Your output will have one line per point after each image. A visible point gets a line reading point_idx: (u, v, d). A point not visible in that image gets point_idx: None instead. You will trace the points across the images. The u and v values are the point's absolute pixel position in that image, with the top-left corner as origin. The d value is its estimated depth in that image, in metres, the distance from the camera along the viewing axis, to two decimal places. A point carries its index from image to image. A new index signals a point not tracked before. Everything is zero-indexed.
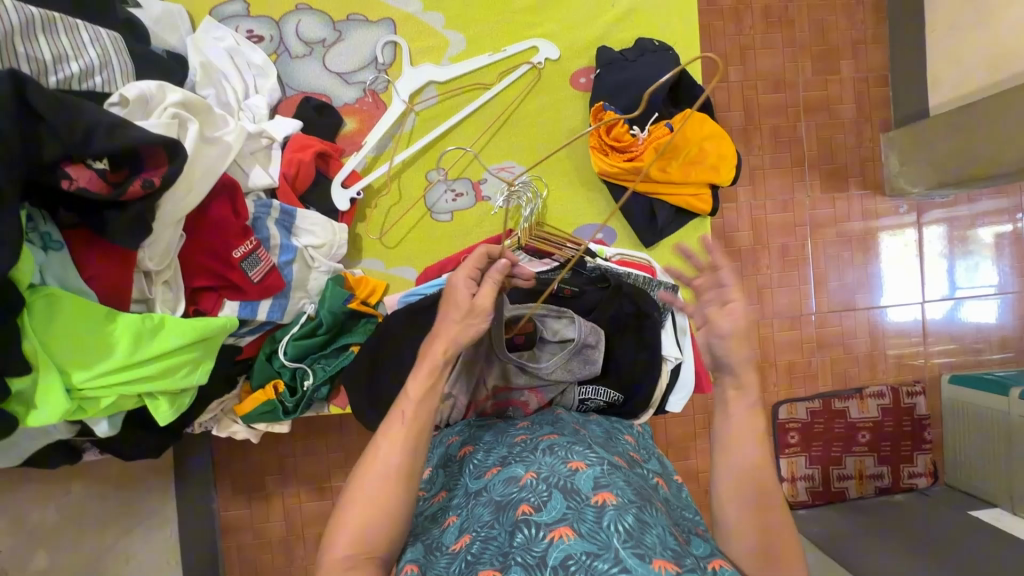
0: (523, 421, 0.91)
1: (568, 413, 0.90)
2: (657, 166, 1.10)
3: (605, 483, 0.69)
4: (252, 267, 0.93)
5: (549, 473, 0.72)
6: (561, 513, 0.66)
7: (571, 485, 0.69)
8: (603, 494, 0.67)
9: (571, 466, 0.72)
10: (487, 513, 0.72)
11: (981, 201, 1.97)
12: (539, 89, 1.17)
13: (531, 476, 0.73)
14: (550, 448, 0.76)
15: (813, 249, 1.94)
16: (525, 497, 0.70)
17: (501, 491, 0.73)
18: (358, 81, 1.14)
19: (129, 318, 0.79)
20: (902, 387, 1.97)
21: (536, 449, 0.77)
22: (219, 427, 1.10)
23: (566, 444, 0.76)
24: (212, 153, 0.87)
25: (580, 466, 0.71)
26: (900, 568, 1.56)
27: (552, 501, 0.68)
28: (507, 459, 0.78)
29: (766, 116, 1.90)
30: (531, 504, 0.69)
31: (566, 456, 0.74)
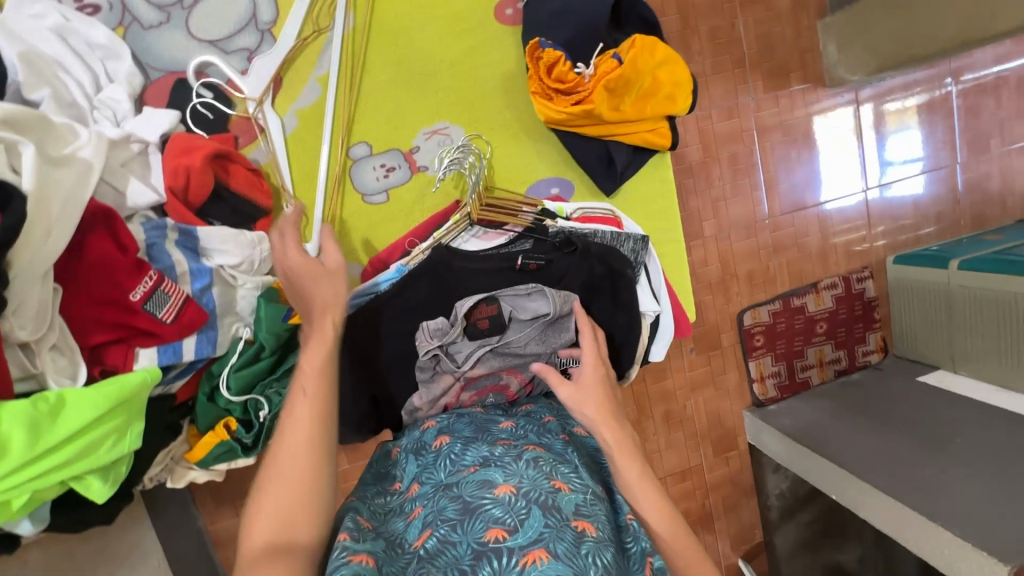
0: (506, 421, 0.84)
1: (556, 422, 0.86)
2: (609, 105, 0.97)
3: (585, 511, 0.65)
4: (160, 306, 0.77)
5: (530, 487, 0.66)
6: (538, 534, 0.61)
7: (553, 503, 0.64)
8: (582, 521, 0.64)
9: (553, 484, 0.67)
10: (452, 510, 0.66)
11: (917, 79, 1.96)
12: (461, 29, 0.99)
13: (508, 488, 0.66)
14: (534, 460, 0.71)
15: (762, 153, 1.89)
16: (499, 517, 0.63)
17: (472, 492, 0.67)
18: (239, 48, 0.93)
19: (17, 405, 0.64)
20: (852, 275, 2.04)
21: (517, 457, 0.71)
22: (173, 477, 0.97)
23: (552, 461, 0.72)
24: (66, 178, 0.69)
25: (564, 486, 0.67)
26: (868, 446, 1.68)
27: (530, 521, 0.62)
28: (486, 461, 0.72)
29: (701, 17, 1.76)
30: (505, 527, 0.62)
31: (550, 472, 0.69)
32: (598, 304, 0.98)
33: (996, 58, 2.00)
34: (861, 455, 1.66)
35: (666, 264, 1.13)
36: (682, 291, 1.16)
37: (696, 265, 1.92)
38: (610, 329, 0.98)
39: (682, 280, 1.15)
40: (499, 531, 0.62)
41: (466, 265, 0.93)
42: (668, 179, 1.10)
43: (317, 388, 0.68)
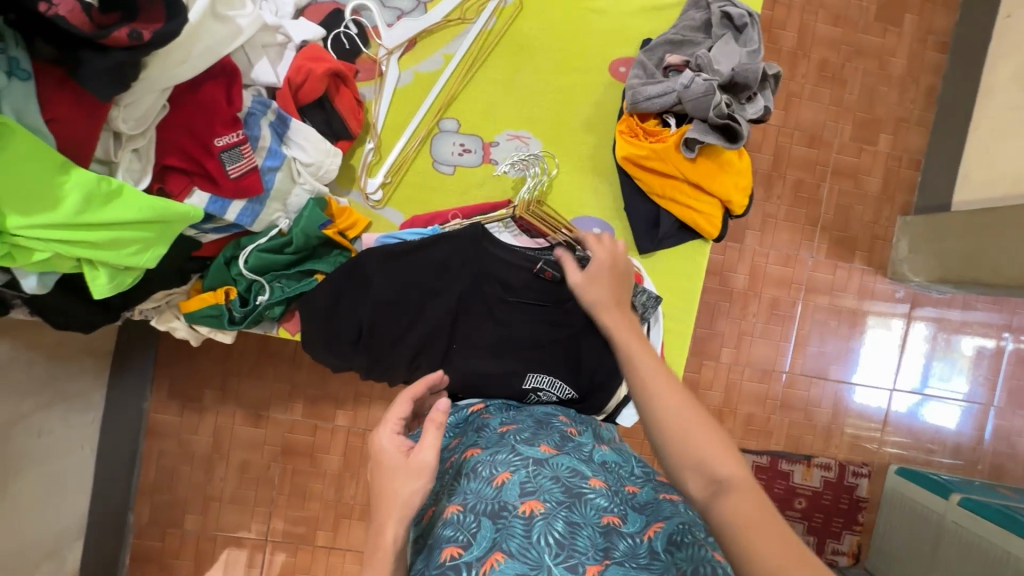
0: (450, 437, 0.85)
1: (494, 417, 0.85)
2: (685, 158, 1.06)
3: (530, 488, 0.66)
4: (232, 161, 0.87)
5: (475, 500, 0.67)
6: (491, 540, 0.62)
7: (499, 505, 0.65)
8: (530, 502, 0.65)
9: (495, 482, 0.68)
10: (420, 560, 0.66)
11: (974, 310, 1.97)
12: (577, 68, 1.12)
13: (456, 507, 0.67)
14: (473, 470, 0.71)
15: (802, 310, 1.91)
16: (451, 536, 0.64)
17: (431, 532, 0.68)
18: (394, 7, 1.08)
19: (85, 176, 0.73)
20: (849, 466, 1.95)
21: (460, 474, 0.72)
22: (158, 318, 1.05)
23: (488, 461, 0.71)
24: (219, 31, 0.81)
25: (506, 478, 0.68)
26: None
27: (481, 533, 0.63)
28: (439, 495, 0.73)
29: (792, 168, 1.87)
30: (459, 543, 0.63)
31: (490, 473, 0.69)
32: (592, 341, 1.02)
33: None
34: None
35: (669, 339, 1.16)
36: (672, 372, 1.18)
37: (701, 384, 1.90)
38: (591, 370, 1.02)
39: (676, 362, 1.18)
40: (455, 548, 0.63)
41: (495, 249, 1.00)
42: (701, 265, 1.16)
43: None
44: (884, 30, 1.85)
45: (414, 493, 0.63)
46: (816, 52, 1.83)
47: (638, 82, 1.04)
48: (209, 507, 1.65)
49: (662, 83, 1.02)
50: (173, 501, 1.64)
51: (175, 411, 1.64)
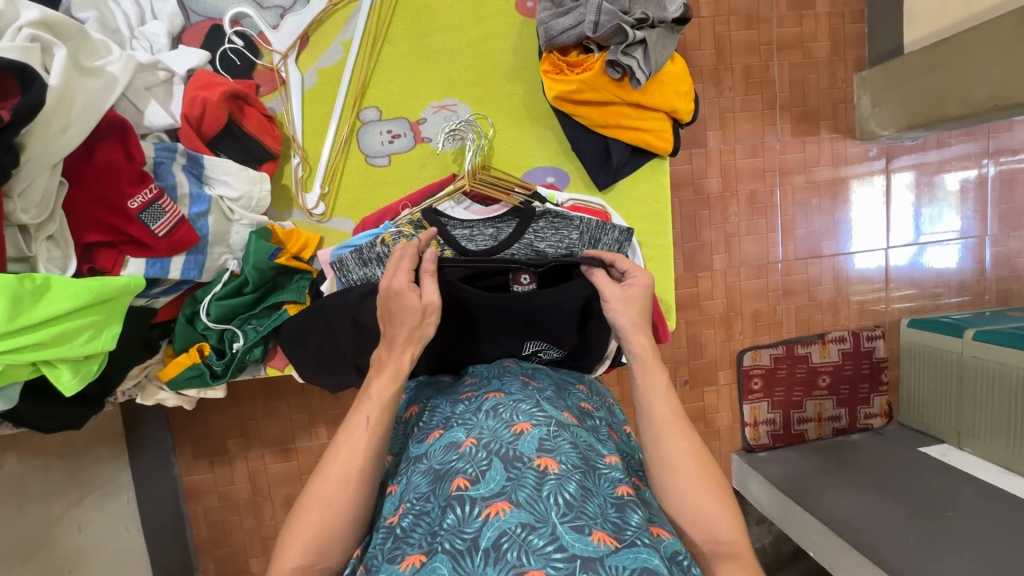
0: (469, 377, 0.86)
1: (515, 365, 0.86)
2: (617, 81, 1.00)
3: (550, 447, 0.65)
4: (155, 220, 0.82)
5: (490, 438, 0.67)
6: (500, 486, 0.61)
7: (513, 452, 0.64)
8: (546, 459, 0.64)
9: (514, 429, 0.68)
10: (424, 483, 0.67)
11: (951, 146, 1.93)
12: (484, 16, 1.05)
13: (471, 442, 0.68)
14: (493, 409, 0.71)
15: (782, 196, 1.88)
16: (462, 468, 0.65)
17: (440, 458, 0.68)
18: (274, 5, 1.00)
19: (5, 279, 0.70)
20: (862, 332, 1.97)
21: (478, 410, 0.73)
22: (143, 395, 1.02)
23: (511, 405, 0.71)
24: (91, 86, 0.75)
25: (525, 428, 0.67)
26: (860, 512, 1.61)
27: (490, 471, 0.63)
28: (450, 422, 0.73)
29: (736, 56, 1.79)
30: (468, 476, 0.63)
31: (510, 418, 0.69)
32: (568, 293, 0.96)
33: None
34: (853, 519, 1.59)
35: (654, 267, 1.14)
36: (664, 298, 1.16)
37: (702, 296, 1.90)
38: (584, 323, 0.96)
39: (665, 286, 1.16)
40: (463, 480, 0.63)
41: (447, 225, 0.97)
42: (665, 185, 1.13)
43: (379, 418, 0.72)
44: None
45: (416, 332, 0.76)
46: None
47: (546, 15, 0.98)
48: (268, 547, 1.68)
49: (571, 12, 0.96)
50: (232, 551, 1.66)
51: (206, 467, 1.60)
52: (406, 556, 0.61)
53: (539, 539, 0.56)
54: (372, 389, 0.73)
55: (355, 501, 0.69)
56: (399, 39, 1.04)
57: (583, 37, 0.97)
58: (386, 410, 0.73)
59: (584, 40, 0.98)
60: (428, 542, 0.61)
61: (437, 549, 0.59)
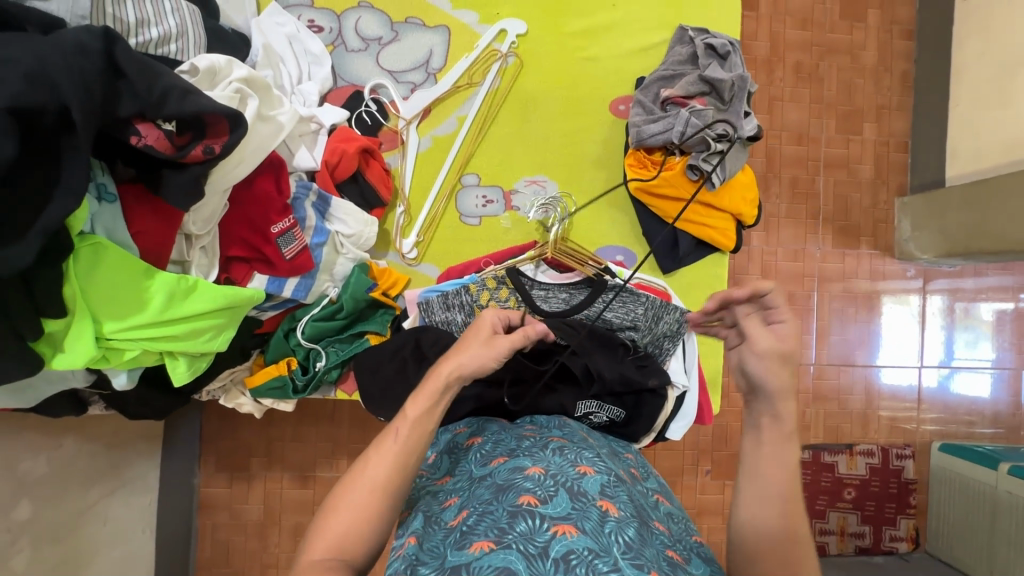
0: (530, 424, 0.90)
1: (575, 422, 0.90)
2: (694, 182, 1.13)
3: (610, 494, 0.71)
4: (287, 244, 0.95)
5: (557, 471, 0.73)
6: (567, 511, 0.66)
7: (578, 487, 0.70)
8: (607, 503, 0.69)
9: (579, 469, 0.73)
10: (488, 493, 0.71)
11: (987, 277, 2.01)
12: (581, 112, 1.21)
13: (537, 469, 0.73)
14: (560, 449, 0.78)
15: (819, 301, 1.96)
16: (530, 487, 0.70)
17: (506, 477, 0.73)
18: (408, 81, 1.18)
19: (167, 278, 0.81)
20: (892, 448, 1.96)
21: (545, 447, 0.78)
22: (225, 397, 1.11)
23: (576, 448, 0.78)
24: (265, 130, 0.90)
25: (589, 471, 0.73)
26: None
27: (557, 498, 0.68)
28: (515, 451, 0.79)
29: (786, 167, 1.95)
30: (536, 496, 0.68)
31: (575, 459, 0.75)
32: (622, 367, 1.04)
33: None
34: None
35: (705, 352, 1.22)
36: (711, 382, 1.22)
37: (732, 386, 1.94)
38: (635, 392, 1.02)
39: (714, 371, 1.23)
40: (531, 498, 0.68)
41: (527, 285, 1.08)
42: (722, 276, 1.22)
43: (409, 435, 0.69)
44: (851, 27, 1.96)
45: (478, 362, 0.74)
46: (790, 58, 1.93)
47: (639, 120, 1.13)
48: None
49: (662, 120, 1.11)
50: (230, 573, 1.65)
51: (224, 481, 1.64)
52: (473, 544, 0.65)
53: (604, 564, 0.61)
54: (408, 407, 0.70)
55: (381, 498, 0.66)
56: (504, 121, 1.20)
57: (669, 142, 1.11)
58: (420, 428, 0.70)
59: (669, 145, 1.13)
60: (496, 535, 0.65)
61: (505, 544, 0.63)
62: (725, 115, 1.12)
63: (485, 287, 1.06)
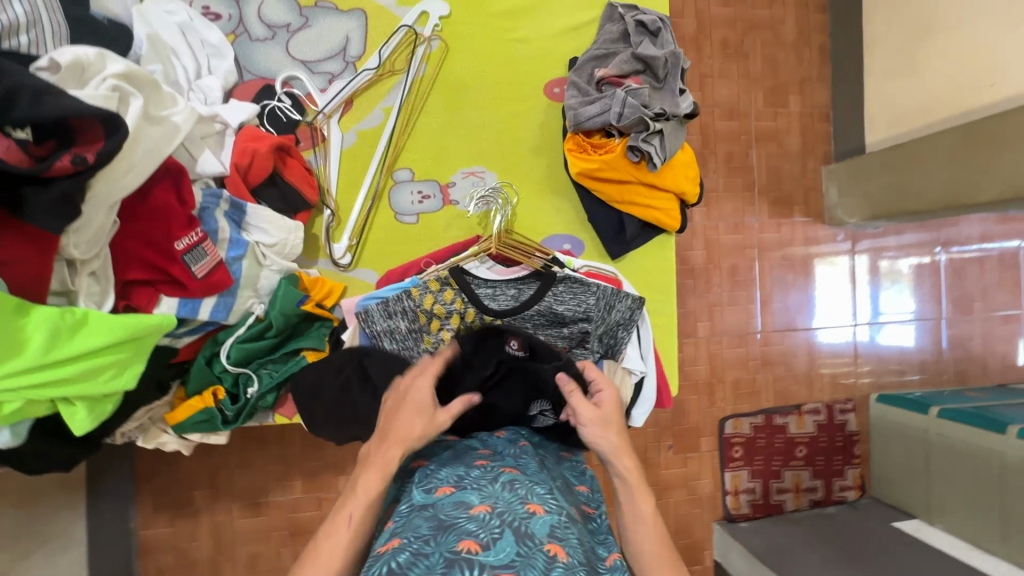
0: (482, 449, 0.84)
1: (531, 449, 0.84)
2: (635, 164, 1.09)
3: (558, 536, 0.65)
4: (196, 261, 0.84)
5: (505, 509, 0.67)
6: (510, 556, 0.59)
7: (526, 529, 0.63)
8: (554, 547, 0.62)
9: (528, 508, 0.67)
10: (426, 529, 0.63)
11: (907, 235, 2.13)
12: (516, 96, 1.15)
13: (483, 509, 0.66)
14: (510, 484, 0.72)
15: (761, 271, 2.02)
16: (473, 530, 0.62)
17: (448, 514, 0.66)
18: (324, 72, 1.08)
19: (47, 312, 0.69)
20: (835, 404, 2.06)
21: (494, 481, 0.73)
22: (144, 438, 0.98)
23: (527, 486, 0.72)
24: (157, 133, 0.78)
25: (538, 510, 0.67)
26: None
27: (502, 540, 0.61)
28: (462, 483, 0.72)
29: (720, 143, 1.98)
30: (478, 540, 0.60)
31: (524, 497, 0.69)
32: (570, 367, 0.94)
33: (982, 232, 2.19)
34: None
35: (659, 333, 1.20)
36: (668, 363, 1.21)
37: (686, 362, 1.97)
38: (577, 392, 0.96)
39: (670, 353, 1.22)
40: (472, 543, 0.60)
41: (476, 287, 1.01)
42: (671, 257, 1.21)
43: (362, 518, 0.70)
44: (770, 2, 2.00)
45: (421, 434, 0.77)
46: (716, 34, 1.95)
47: (575, 102, 1.09)
48: None
49: (598, 101, 1.07)
50: None
51: (165, 522, 1.44)
52: None
53: None
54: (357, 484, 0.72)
55: None
56: (434, 110, 1.12)
57: (607, 123, 1.07)
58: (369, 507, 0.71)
59: (607, 127, 1.09)
60: None
61: None
62: (661, 93, 1.09)
63: (427, 288, 0.98)
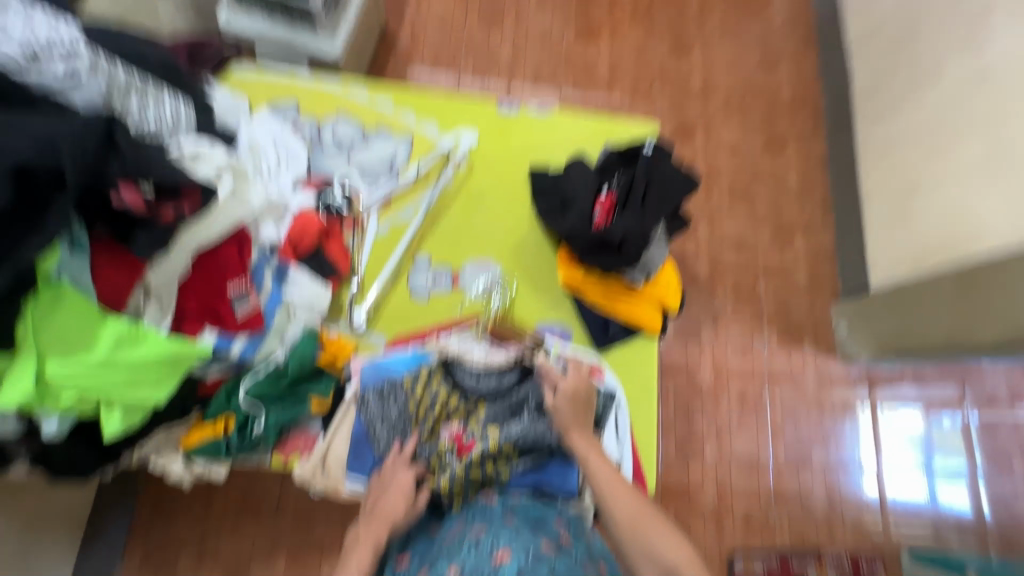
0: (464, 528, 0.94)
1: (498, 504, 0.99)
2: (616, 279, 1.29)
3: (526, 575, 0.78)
4: (241, 305, 1.09)
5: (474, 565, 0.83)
6: None
7: None
8: None
9: (496, 558, 0.82)
10: None
11: (930, 382, 1.99)
12: (525, 205, 1.39)
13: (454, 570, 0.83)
14: (475, 544, 0.86)
15: (771, 400, 2.00)
16: None
17: None
18: (373, 176, 1.36)
19: (117, 323, 0.88)
20: (861, 555, 1.85)
21: (463, 544, 0.87)
22: (155, 458, 1.11)
23: (490, 541, 0.85)
24: (237, 207, 1.02)
25: (504, 559, 0.81)
26: None
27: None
28: (434, 560, 0.89)
29: (727, 272, 2.11)
30: None
31: (491, 551, 0.83)
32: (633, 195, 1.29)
33: None
34: None
35: (637, 425, 1.25)
36: (646, 458, 1.23)
37: (693, 484, 1.90)
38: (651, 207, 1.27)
39: (648, 446, 1.24)
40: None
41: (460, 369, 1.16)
42: (652, 356, 1.29)
43: None
44: (773, 157, 2.23)
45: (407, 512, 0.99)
46: (724, 181, 2.19)
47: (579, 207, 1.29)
48: None
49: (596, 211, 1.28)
50: None
51: None
52: None
53: None
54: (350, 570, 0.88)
55: None
56: (454, 211, 1.37)
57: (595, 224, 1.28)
58: None
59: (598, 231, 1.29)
60: None
61: None
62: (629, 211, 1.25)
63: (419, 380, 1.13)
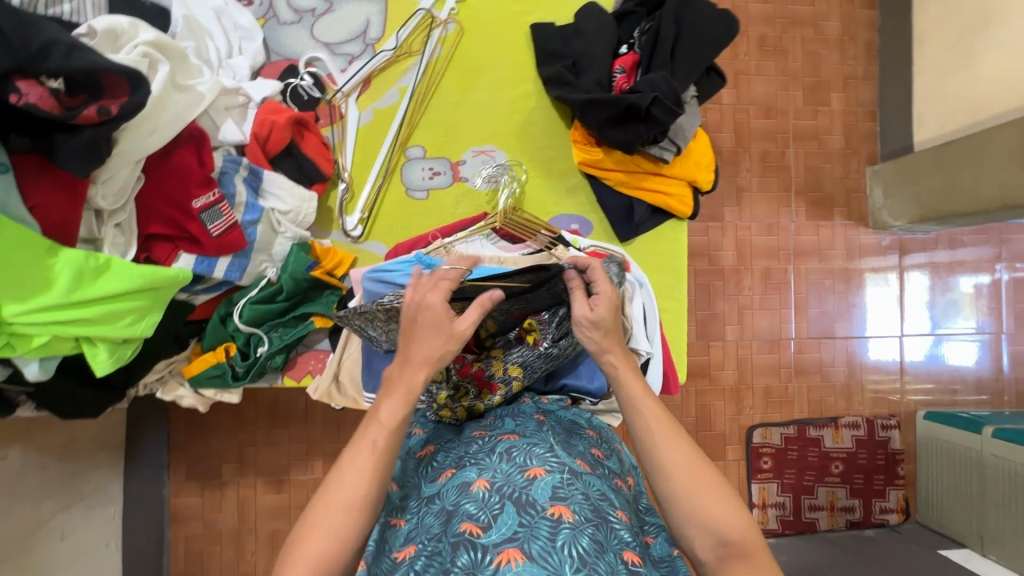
0: (481, 424, 0.81)
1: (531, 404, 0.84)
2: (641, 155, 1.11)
3: (563, 495, 0.64)
4: (213, 220, 0.91)
5: (504, 482, 0.66)
6: (512, 531, 0.61)
7: (527, 497, 0.64)
8: (559, 507, 0.63)
9: (528, 473, 0.66)
10: (436, 524, 0.66)
11: (963, 245, 1.90)
12: (531, 75, 1.17)
13: (482, 484, 0.67)
14: (507, 451, 0.70)
15: (796, 278, 1.87)
16: (472, 512, 0.64)
17: (453, 499, 0.67)
18: (345, 53, 1.14)
19: (73, 254, 0.76)
20: (877, 420, 1.86)
21: (492, 451, 0.71)
22: (163, 390, 1.06)
23: (525, 448, 0.70)
24: (182, 101, 0.85)
25: (539, 473, 0.66)
26: None
27: (503, 517, 0.63)
28: (462, 461, 0.72)
29: (754, 141, 1.86)
30: (479, 523, 0.63)
31: (524, 463, 0.68)
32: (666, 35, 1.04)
33: None
34: None
35: (667, 317, 1.16)
36: (676, 349, 1.17)
37: (713, 365, 1.84)
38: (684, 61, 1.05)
39: (678, 337, 1.17)
40: (474, 526, 0.63)
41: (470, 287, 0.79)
42: (683, 244, 1.18)
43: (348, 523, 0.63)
44: None
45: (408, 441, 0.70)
46: (753, 30, 1.85)
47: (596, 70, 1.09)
48: None
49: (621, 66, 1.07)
50: None
51: (196, 491, 1.54)
52: None
53: None
54: (331, 491, 0.64)
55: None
56: (447, 89, 1.16)
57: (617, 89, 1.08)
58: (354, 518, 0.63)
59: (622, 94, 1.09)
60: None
61: None
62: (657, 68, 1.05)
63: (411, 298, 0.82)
